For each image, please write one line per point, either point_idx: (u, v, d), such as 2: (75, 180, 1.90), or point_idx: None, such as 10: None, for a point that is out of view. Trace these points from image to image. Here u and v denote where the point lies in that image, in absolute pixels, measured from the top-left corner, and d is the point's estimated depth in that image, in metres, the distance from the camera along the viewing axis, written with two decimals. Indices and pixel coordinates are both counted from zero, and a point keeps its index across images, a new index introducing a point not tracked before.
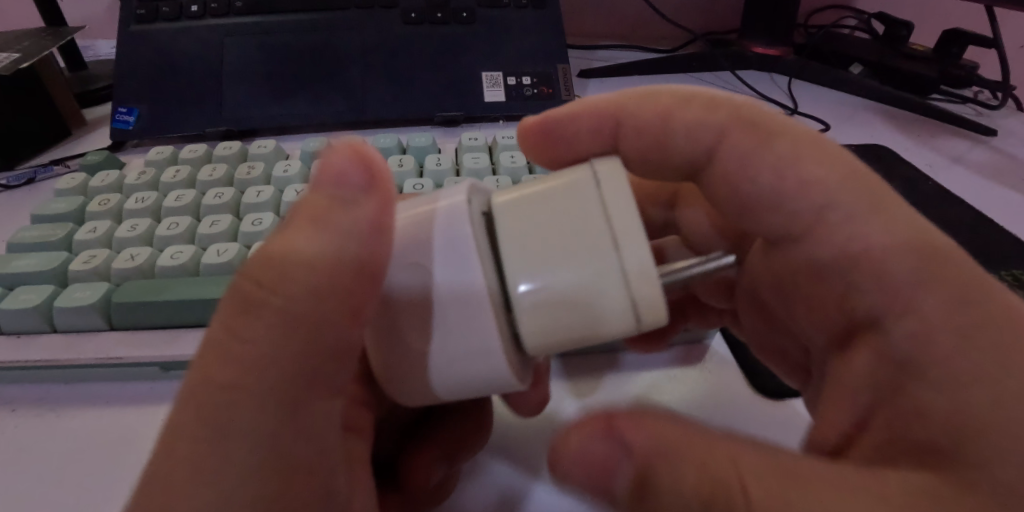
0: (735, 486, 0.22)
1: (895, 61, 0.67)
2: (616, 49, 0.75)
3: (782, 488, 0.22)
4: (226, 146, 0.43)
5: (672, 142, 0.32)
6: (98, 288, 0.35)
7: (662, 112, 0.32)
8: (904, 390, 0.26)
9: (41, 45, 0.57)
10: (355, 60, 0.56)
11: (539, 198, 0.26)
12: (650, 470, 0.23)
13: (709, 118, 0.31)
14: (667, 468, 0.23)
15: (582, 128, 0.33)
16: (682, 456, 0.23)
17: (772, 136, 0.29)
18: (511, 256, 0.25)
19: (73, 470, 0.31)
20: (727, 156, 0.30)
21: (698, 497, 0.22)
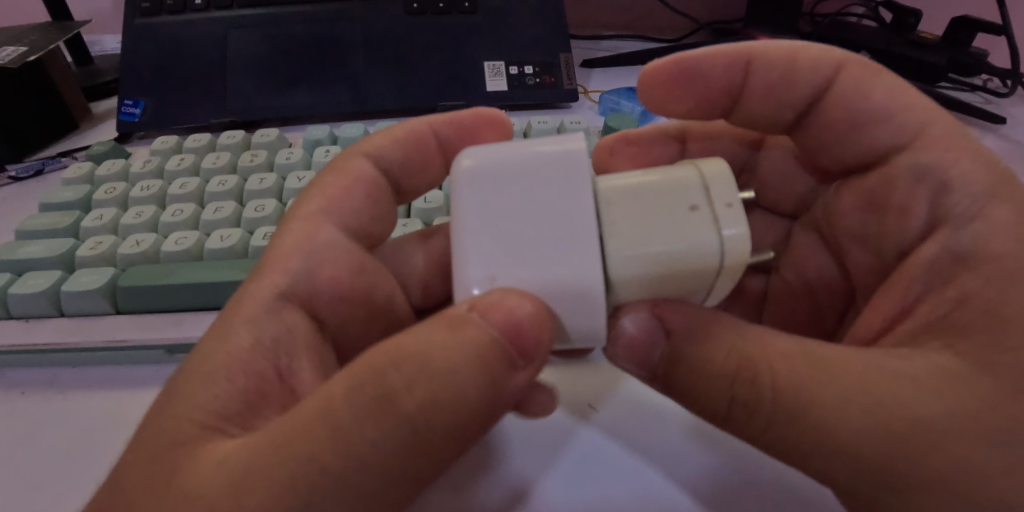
0: (762, 361, 0.26)
1: (903, 49, 0.66)
2: (618, 39, 0.75)
3: (807, 368, 0.25)
4: (230, 134, 0.43)
5: (797, 76, 0.33)
6: (104, 273, 0.36)
7: (788, 52, 0.33)
8: (953, 280, 0.27)
9: (48, 40, 0.57)
10: (358, 50, 0.56)
11: (648, 194, 0.26)
12: (683, 352, 0.27)
13: (825, 58, 0.33)
14: (695, 351, 0.26)
15: (715, 64, 0.34)
16: (717, 340, 0.26)
17: (882, 71, 0.32)
18: (625, 276, 0.25)
19: (82, 450, 0.32)
20: (847, 81, 0.32)
21: (724, 371, 0.26)
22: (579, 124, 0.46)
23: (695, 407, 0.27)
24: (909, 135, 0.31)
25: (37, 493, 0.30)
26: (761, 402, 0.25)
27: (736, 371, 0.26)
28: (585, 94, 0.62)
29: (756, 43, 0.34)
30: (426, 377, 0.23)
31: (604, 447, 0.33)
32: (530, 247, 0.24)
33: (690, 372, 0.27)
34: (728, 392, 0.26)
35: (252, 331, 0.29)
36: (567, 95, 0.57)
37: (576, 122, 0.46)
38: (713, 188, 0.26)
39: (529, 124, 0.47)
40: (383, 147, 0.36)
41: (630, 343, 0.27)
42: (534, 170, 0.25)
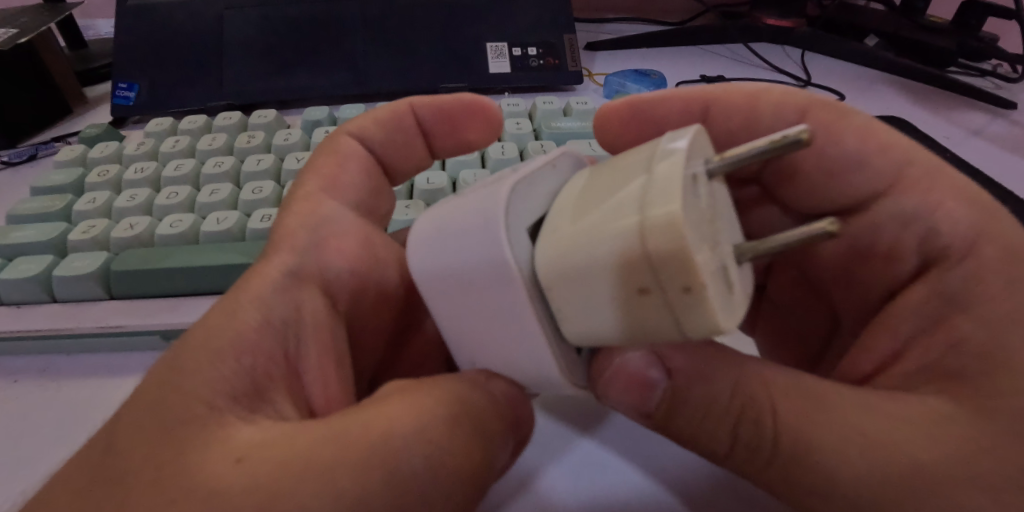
0: (766, 404, 0.24)
1: (912, 32, 0.65)
2: (622, 22, 0.73)
3: (812, 411, 0.24)
4: (226, 115, 0.42)
5: (758, 121, 0.33)
6: (97, 257, 0.35)
7: (747, 97, 0.33)
8: (946, 322, 0.27)
9: (39, 22, 0.56)
10: (357, 30, 0.55)
11: (580, 259, 0.20)
12: (685, 393, 0.25)
13: (790, 101, 0.32)
14: (699, 390, 0.24)
15: (669, 110, 0.34)
16: (723, 377, 0.25)
17: (849, 112, 0.31)
18: (580, 338, 0.22)
19: (73, 439, 0.31)
20: (814, 128, 0.31)
21: (726, 409, 0.24)
22: (586, 104, 0.44)
23: (692, 445, 0.26)
24: (885, 184, 0.30)
25: (29, 483, 0.29)
26: (763, 445, 0.24)
27: (739, 409, 0.24)
28: (589, 76, 0.60)
29: (712, 87, 0.34)
30: (474, 419, 0.24)
31: (611, 434, 0.32)
32: (479, 319, 0.24)
33: (693, 413, 0.25)
34: (726, 433, 0.25)
35: (257, 311, 0.27)
36: (572, 77, 0.56)
37: (582, 103, 0.44)
38: (656, 252, 0.18)
39: (534, 105, 0.46)
40: (369, 128, 0.35)
41: (626, 387, 0.24)
42: (461, 243, 0.23)
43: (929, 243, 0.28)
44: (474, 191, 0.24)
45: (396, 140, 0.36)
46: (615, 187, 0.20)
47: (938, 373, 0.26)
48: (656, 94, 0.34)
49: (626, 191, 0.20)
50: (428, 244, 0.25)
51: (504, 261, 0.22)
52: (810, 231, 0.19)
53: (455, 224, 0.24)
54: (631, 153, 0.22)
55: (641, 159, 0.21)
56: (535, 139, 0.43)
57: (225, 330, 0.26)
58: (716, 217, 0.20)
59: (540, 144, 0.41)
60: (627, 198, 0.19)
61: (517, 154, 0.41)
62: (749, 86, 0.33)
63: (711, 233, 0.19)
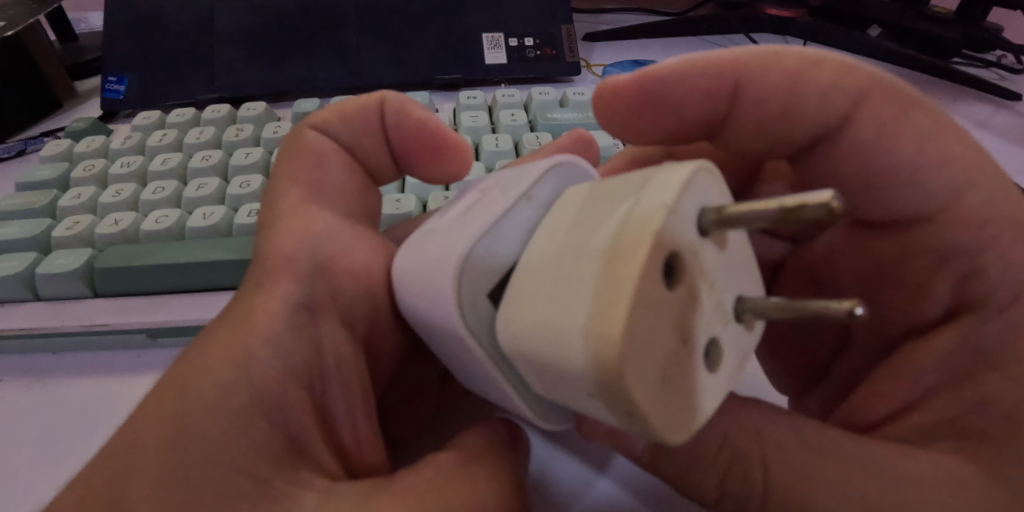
0: (758, 456, 0.24)
1: (916, 22, 0.63)
2: (621, 12, 0.72)
3: (807, 466, 0.23)
4: (214, 108, 0.41)
5: (802, 105, 0.28)
6: (81, 254, 0.34)
7: (793, 72, 0.28)
8: (973, 380, 0.26)
9: (27, 13, 0.55)
10: (351, 21, 0.54)
11: (526, 336, 0.19)
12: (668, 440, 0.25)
13: (847, 81, 0.27)
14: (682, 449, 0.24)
15: (692, 89, 0.29)
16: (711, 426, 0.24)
17: (914, 104, 0.27)
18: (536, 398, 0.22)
19: (55, 441, 0.30)
20: (865, 125, 0.28)
21: (712, 459, 0.24)
22: (582, 95, 0.44)
23: (683, 492, 0.26)
24: (936, 207, 0.27)
25: (10, 485, 0.29)
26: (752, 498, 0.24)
27: (728, 458, 0.24)
28: (587, 68, 0.59)
29: (747, 56, 0.28)
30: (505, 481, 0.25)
31: None
32: (451, 357, 0.25)
33: (678, 460, 0.25)
34: (712, 482, 0.25)
35: (270, 332, 0.26)
36: (569, 68, 0.55)
37: (579, 93, 0.44)
38: (586, 355, 0.17)
39: (529, 96, 0.45)
40: (332, 120, 0.33)
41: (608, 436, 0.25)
42: (427, 295, 0.23)
43: (971, 287, 0.27)
44: (449, 230, 0.24)
45: (361, 133, 0.34)
46: (574, 251, 0.18)
47: (959, 430, 0.25)
48: (678, 68, 0.29)
49: (576, 268, 0.18)
50: (408, 281, 0.25)
51: (456, 326, 0.22)
52: (819, 305, 0.18)
53: (426, 272, 0.24)
54: (617, 198, 0.19)
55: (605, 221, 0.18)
56: (530, 131, 0.42)
57: (223, 344, 0.25)
58: (685, 294, 0.17)
59: (535, 135, 0.40)
60: (573, 279, 0.18)
61: (512, 146, 0.40)
62: (795, 60, 0.28)
63: (671, 325, 0.17)
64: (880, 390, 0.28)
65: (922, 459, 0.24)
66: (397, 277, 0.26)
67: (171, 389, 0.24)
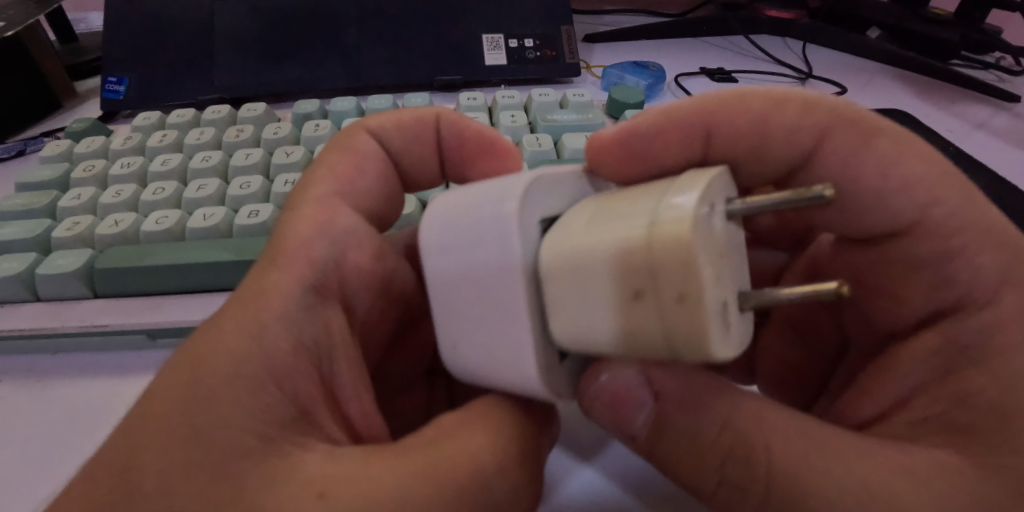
0: (759, 439, 0.23)
1: (915, 24, 0.63)
2: (621, 14, 0.72)
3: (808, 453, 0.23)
4: (215, 109, 0.41)
5: (771, 144, 0.29)
6: (81, 254, 0.34)
7: (758, 116, 0.29)
8: (956, 374, 0.26)
9: (27, 13, 0.55)
10: (351, 22, 0.54)
11: (604, 318, 0.20)
12: (671, 416, 0.24)
13: (809, 120, 0.29)
14: (684, 421, 0.24)
15: (668, 142, 0.30)
16: (710, 405, 0.24)
17: (874, 133, 0.28)
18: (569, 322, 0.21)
19: (55, 443, 0.30)
20: (830, 157, 0.29)
21: (716, 439, 0.23)
22: (582, 96, 0.44)
23: (676, 478, 0.25)
24: (905, 223, 0.28)
25: (9, 486, 0.29)
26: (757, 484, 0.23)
27: (732, 438, 0.23)
28: (587, 69, 0.59)
29: (712, 105, 0.29)
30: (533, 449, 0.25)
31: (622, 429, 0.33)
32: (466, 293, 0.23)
33: (679, 441, 0.24)
34: (713, 467, 0.24)
35: (282, 323, 0.25)
36: (569, 69, 0.55)
37: (579, 94, 0.44)
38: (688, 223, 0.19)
39: (529, 97, 0.45)
40: (388, 127, 0.34)
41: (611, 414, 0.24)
42: (478, 307, 0.23)
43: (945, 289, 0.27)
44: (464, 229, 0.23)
45: (398, 142, 0.34)
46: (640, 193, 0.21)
47: (950, 423, 0.25)
48: (652, 123, 0.29)
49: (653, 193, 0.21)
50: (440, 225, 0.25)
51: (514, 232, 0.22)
52: (817, 291, 0.19)
53: (458, 275, 0.23)
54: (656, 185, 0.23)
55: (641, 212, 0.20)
56: (530, 132, 0.42)
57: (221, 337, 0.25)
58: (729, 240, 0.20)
59: (535, 137, 0.40)
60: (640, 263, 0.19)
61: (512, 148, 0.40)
62: (758, 103, 0.29)
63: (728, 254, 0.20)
64: (870, 387, 0.28)
65: (916, 452, 0.24)
66: None
67: (168, 386, 0.24)
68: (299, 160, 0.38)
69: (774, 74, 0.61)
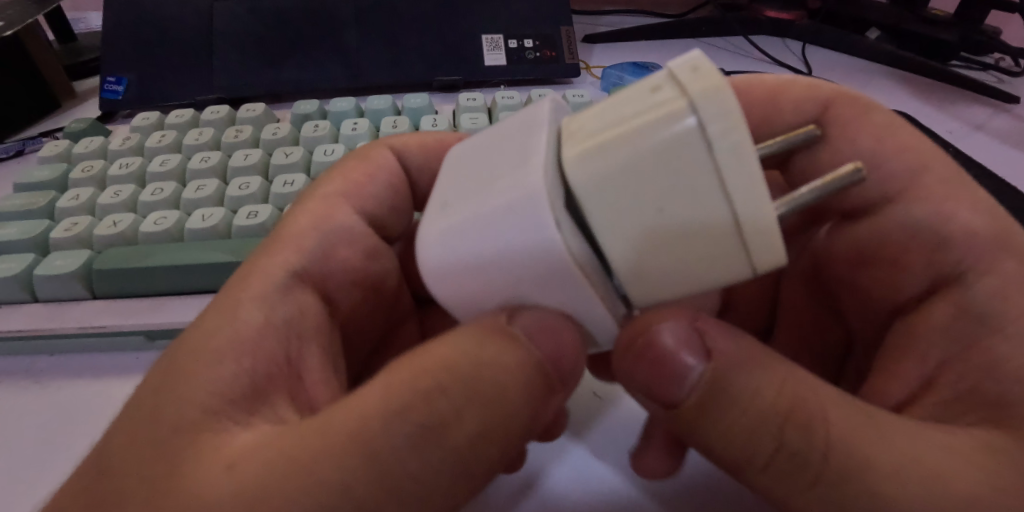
0: (816, 410, 0.22)
1: (915, 25, 0.63)
2: (620, 15, 0.72)
3: (862, 427, 0.22)
4: (214, 110, 0.41)
5: (780, 117, 0.32)
6: (79, 255, 0.34)
7: (769, 92, 0.32)
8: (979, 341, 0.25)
9: (25, 13, 0.55)
10: (350, 22, 0.54)
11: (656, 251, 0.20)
12: (727, 378, 0.22)
13: (813, 95, 0.31)
14: (742, 382, 0.22)
15: None
16: (764, 371, 0.22)
17: (871, 108, 0.31)
18: (606, 216, 0.20)
19: (53, 445, 0.30)
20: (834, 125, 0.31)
21: (775, 408, 0.22)
22: (581, 97, 0.44)
23: (725, 455, 0.23)
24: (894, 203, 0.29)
25: (8, 488, 0.29)
26: (808, 460, 0.21)
27: (790, 407, 0.22)
28: (586, 70, 0.59)
29: (735, 81, 0.33)
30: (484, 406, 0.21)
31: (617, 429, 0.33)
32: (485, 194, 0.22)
33: (732, 407, 0.22)
34: (761, 437, 0.22)
35: (259, 309, 0.26)
36: (568, 70, 0.55)
37: (578, 95, 0.44)
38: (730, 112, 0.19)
39: (529, 98, 0.45)
40: (411, 147, 0.34)
41: (657, 365, 0.22)
42: (504, 257, 0.21)
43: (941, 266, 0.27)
44: (478, 208, 0.21)
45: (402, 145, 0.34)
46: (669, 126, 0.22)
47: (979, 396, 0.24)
48: None
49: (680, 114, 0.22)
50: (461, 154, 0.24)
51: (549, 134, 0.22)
52: (836, 174, 0.21)
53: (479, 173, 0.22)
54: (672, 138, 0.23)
55: (683, 161, 0.19)
56: None
57: (222, 333, 0.25)
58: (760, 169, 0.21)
59: None
60: (689, 176, 0.19)
61: None
62: (773, 81, 0.32)
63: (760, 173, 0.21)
64: (892, 369, 0.27)
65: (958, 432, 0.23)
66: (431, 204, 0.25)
67: (168, 385, 0.24)
68: (299, 161, 0.38)
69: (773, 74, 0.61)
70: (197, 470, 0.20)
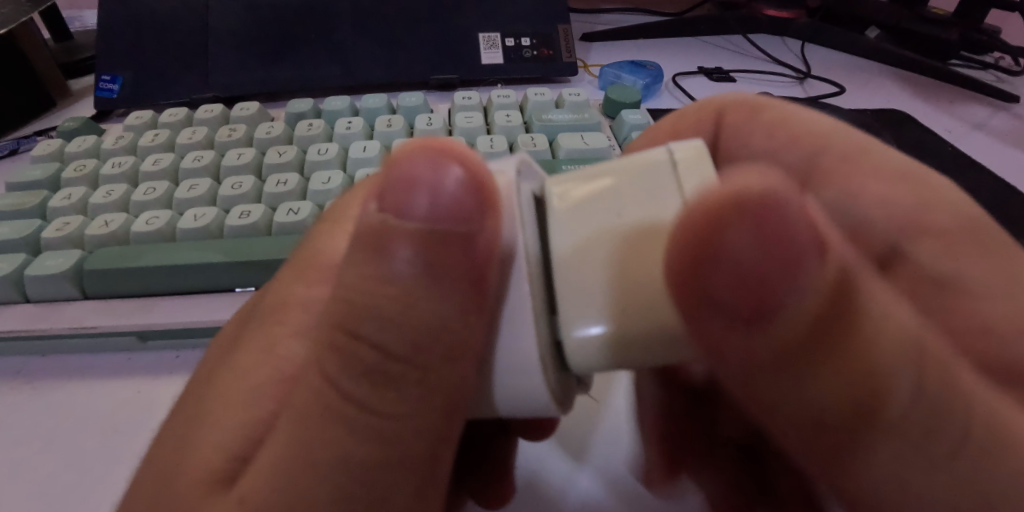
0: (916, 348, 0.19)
1: (914, 24, 0.63)
2: (619, 13, 0.72)
3: None
4: (207, 108, 0.41)
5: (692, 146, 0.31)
6: (70, 255, 0.34)
7: None
8: None
9: (20, 12, 0.54)
10: (346, 20, 0.53)
11: (616, 284, 0.21)
12: (850, 277, 0.17)
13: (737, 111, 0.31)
14: (868, 293, 0.18)
15: None
16: (881, 293, 0.18)
17: (758, 110, 0.32)
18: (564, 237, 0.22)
19: (44, 446, 0.30)
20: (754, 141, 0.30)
21: (888, 332, 0.18)
22: (578, 96, 0.43)
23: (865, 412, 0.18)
24: None
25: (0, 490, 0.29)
26: (894, 399, 0.19)
27: (905, 336, 0.18)
28: (583, 68, 0.59)
29: None
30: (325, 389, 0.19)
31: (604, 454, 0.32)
32: None
33: (860, 340, 0.18)
34: (869, 383, 0.18)
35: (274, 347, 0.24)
36: (566, 69, 0.54)
37: (574, 94, 0.43)
38: None
39: (525, 97, 0.45)
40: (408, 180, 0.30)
41: (755, 259, 0.17)
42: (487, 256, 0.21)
43: None
44: None
45: None
46: None
47: None
48: None
49: None
50: None
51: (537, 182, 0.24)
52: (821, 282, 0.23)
53: None
54: None
55: (653, 191, 0.21)
56: (526, 132, 0.42)
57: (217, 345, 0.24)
58: None
59: (530, 137, 0.39)
60: (657, 206, 0.21)
61: (507, 147, 0.39)
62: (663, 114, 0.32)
63: None
64: None
65: None
66: (395, 175, 0.19)
67: None
68: (292, 160, 0.37)
69: (772, 74, 0.60)
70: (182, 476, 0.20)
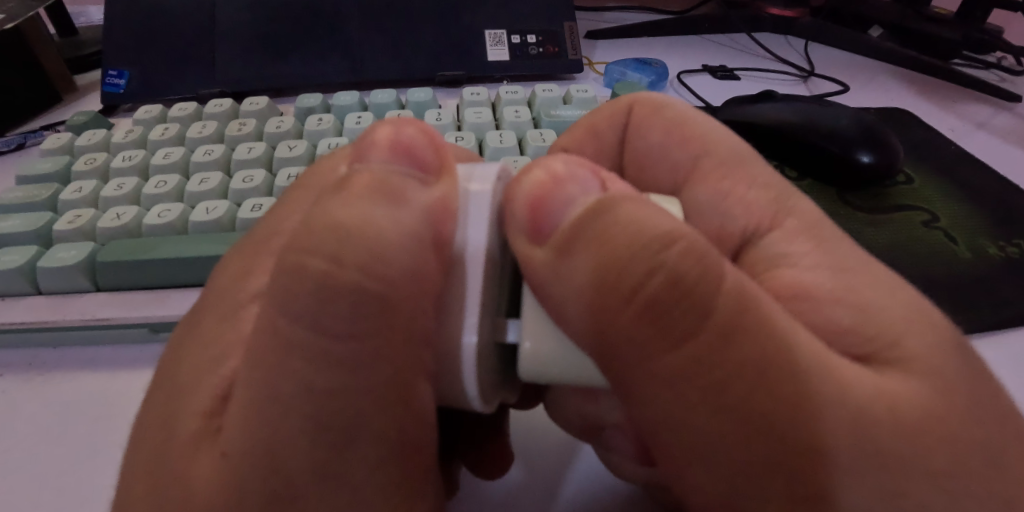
0: (726, 278, 0.20)
1: (916, 23, 0.63)
2: (624, 11, 0.72)
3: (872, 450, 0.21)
4: (218, 103, 0.41)
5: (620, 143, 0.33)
6: (83, 248, 0.34)
7: (587, 127, 0.34)
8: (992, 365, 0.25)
9: (27, 7, 0.55)
10: (353, 16, 0.53)
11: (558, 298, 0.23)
12: (611, 204, 0.21)
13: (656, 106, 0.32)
14: (630, 207, 0.21)
15: None
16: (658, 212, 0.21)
17: (663, 106, 0.32)
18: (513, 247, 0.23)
19: (58, 437, 0.30)
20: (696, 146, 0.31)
21: (659, 232, 0.20)
22: (586, 92, 0.43)
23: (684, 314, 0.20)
24: None
25: (12, 481, 0.29)
26: (691, 306, 0.20)
27: (673, 239, 0.20)
28: (589, 65, 0.59)
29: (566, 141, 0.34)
30: (355, 378, 0.19)
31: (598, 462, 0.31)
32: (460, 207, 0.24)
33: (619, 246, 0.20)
34: (625, 267, 0.20)
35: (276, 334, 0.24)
36: (571, 65, 0.55)
37: (583, 90, 0.44)
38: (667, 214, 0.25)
39: (532, 93, 0.45)
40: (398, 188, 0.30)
41: (533, 193, 0.23)
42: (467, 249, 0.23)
43: None
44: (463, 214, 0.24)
45: None
46: None
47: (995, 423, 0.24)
48: None
49: None
50: None
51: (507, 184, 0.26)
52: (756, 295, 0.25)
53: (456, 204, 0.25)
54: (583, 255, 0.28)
55: None
56: (534, 127, 0.42)
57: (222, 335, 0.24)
58: None
59: (540, 132, 0.39)
60: None
61: (516, 142, 0.39)
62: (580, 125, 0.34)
63: None
64: None
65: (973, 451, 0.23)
66: (390, 138, 0.22)
67: (166, 381, 0.23)
68: (303, 154, 0.38)
69: (777, 72, 0.60)
70: (193, 467, 0.20)
